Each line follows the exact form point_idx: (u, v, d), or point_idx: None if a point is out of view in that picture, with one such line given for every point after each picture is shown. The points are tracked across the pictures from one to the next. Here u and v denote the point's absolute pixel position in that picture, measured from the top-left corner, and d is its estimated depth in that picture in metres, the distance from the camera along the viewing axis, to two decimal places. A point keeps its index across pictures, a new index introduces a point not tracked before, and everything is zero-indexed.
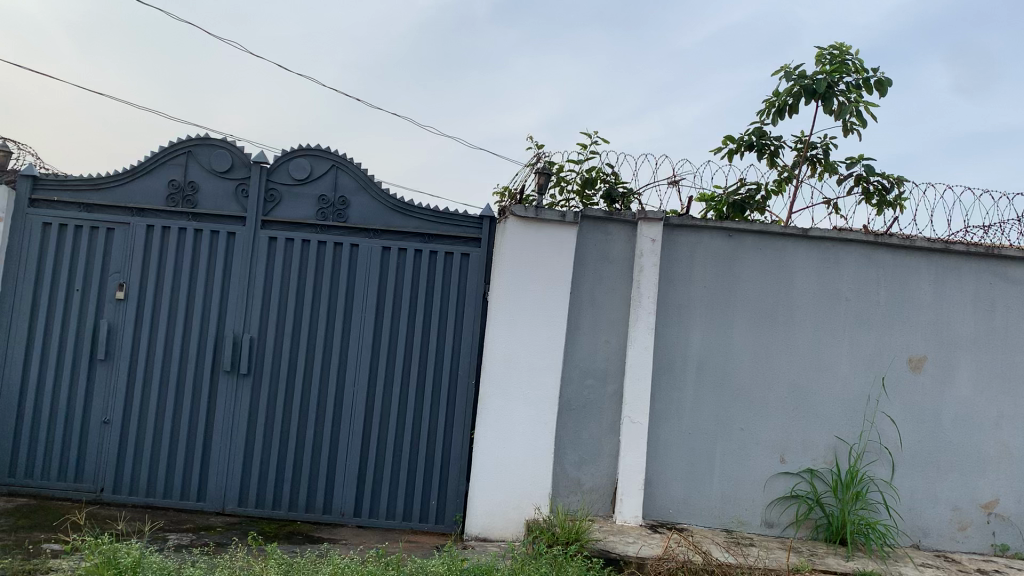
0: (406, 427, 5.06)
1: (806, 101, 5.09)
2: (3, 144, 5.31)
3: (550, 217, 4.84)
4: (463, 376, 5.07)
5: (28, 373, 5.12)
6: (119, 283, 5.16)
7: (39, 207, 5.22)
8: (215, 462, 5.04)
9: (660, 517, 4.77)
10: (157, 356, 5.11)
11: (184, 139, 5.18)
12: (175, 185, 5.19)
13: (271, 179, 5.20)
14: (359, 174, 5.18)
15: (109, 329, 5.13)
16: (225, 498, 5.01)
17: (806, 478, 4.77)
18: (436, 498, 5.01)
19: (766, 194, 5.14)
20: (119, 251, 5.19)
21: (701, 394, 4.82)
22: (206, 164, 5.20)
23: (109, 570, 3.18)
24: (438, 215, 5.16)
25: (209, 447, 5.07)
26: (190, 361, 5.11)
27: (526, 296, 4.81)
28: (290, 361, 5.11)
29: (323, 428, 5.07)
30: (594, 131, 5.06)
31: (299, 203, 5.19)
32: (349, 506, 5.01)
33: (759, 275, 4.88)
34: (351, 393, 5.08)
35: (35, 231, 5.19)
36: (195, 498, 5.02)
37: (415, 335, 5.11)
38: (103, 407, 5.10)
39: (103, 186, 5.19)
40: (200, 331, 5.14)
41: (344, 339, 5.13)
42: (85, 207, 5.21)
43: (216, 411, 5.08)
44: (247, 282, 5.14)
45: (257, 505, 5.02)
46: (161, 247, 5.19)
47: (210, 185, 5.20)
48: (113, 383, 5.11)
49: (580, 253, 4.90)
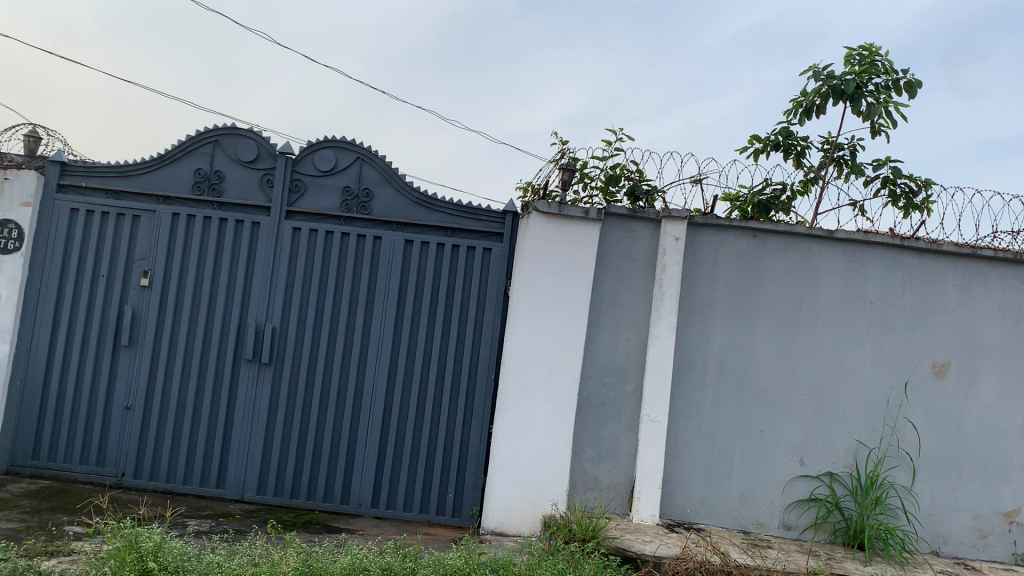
0: (425, 420, 5.08)
1: (834, 102, 5.04)
2: (32, 130, 5.36)
3: (574, 213, 4.83)
4: (483, 371, 5.08)
5: (53, 357, 5.18)
6: (144, 270, 5.20)
7: (67, 193, 5.27)
8: (235, 449, 5.08)
9: (677, 516, 4.76)
10: (180, 343, 5.16)
11: (211, 129, 5.21)
12: (202, 175, 5.22)
13: (297, 170, 5.22)
14: (384, 167, 5.19)
15: (133, 316, 5.18)
16: (244, 485, 5.05)
17: (825, 482, 4.75)
18: (453, 492, 5.02)
19: (792, 195, 5.10)
20: (145, 238, 5.23)
21: (721, 394, 4.80)
22: (232, 154, 5.23)
23: (131, 554, 3.20)
24: (462, 209, 5.16)
25: (229, 434, 5.11)
26: (212, 350, 5.14)
27: (547, 291, 4.80)
28: (312, 351, 5.14)
29: (343, 418, 5.10)
30: (619, 128, 5.05)
31: (324, 194, 5.21)
32: (366, 497, 5.03)
33: (783, 276, 4.84)
34: (371, 384, 5.10)
35: (63, 217, 5.24)
36: (215, 485, 5.06)
37: (435, 329, 5.13)
38: (126, 393, 5.15)
39: (131, 173, 5.23)
40: (223, 320, 5.18)
41: (365, 331, 5.15)
42: (113, 193, 5.26)
43: (237, 399, 5.12)
44: (270, 271, 5.17)
45: (276, 493, 5.05)
46: (186, 235, 5.22)
47: (236, 175, 5.23)
48: (136, 369, 5.16)
49: (603, 250, 4.89)
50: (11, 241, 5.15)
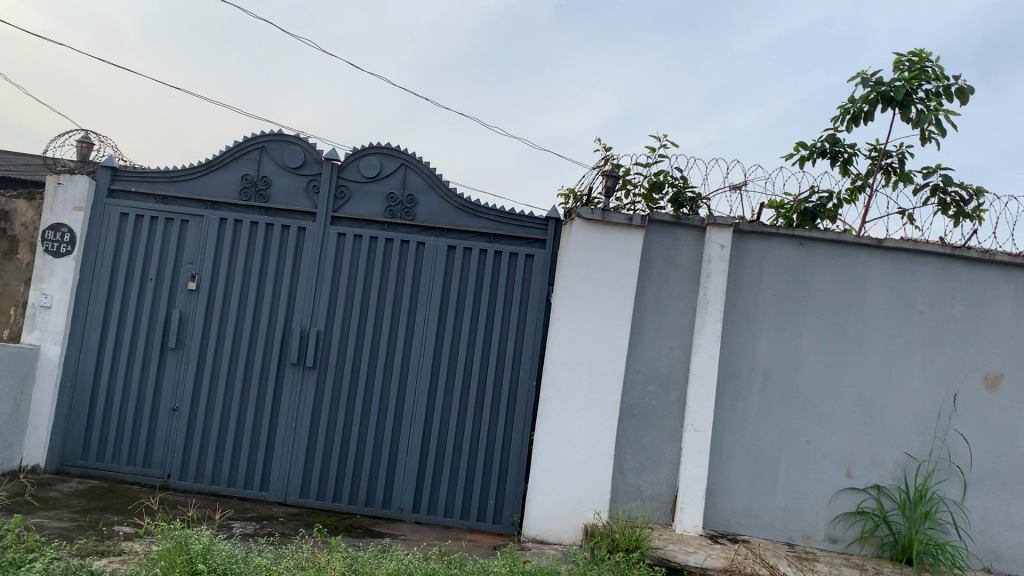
0: (467, 426, 5.08)
1: (882, 109, 4.97)
2: (85, 135, 5.47)
3: (618, 220, 4.81)
4: (524, 378, 5.07)
5: (103, 359, 5.27)
6: (192, 274, 5.28)
7: (117, 197, 5.37)
8: (279, 453, 5.12)
9: (721, 527, 4.70)
10: (226, 347, 5.22)
11: (258, 135, 5.27)
12: (249, 180, 5.29)
13: (342, 176, 5.26)
14: (428, 173, 5.21)
15: (181, 319, 5.25)
16: (287, 488, 5.09)
17: (873, 494, 4.66)
18: (494, 498, 5.01)
19: (838, 203, 5.03)
20: (193, 243, 5.31)
21: (766, 404, 4.74)
22: (279, 160, 5.29)
23: (181, 555, 3.25)
24: (505, 216, 5.17)
25: (273, 438, 5.16)
26: (257, 353, 5.20)
27: (590, 298, 4.79)
28: (355, 356, 5.17)
29: (385, 423, 5.12)
30: (664, 134, 5.03)
31: (368, 200, 5.24)
32: (408, 502, 5.05)
33: (830, 285, 4.78)
34: (413, 389, 5.12)
35: (113, 221, 5.34)
36: (259, 488, 5.11)
37: (477, 335, 5.13)
38: (173, 395, 5.22)
39: (179, 179, 5.32)
40: (268, 323, 5.23)
41: (408, 337, 5.17)
42: (162, 198, 5.34)
43: (282, 403, 5.16)
44: (315, 276, 5.21)
45: (318, 497, 5.08)
46: (233, 240, 5.29)
47: (282, 181, 5.29)
48: (183, 372, 5.23)
49: (647, 257, 4.86)
50: (63, 245, 5.25)
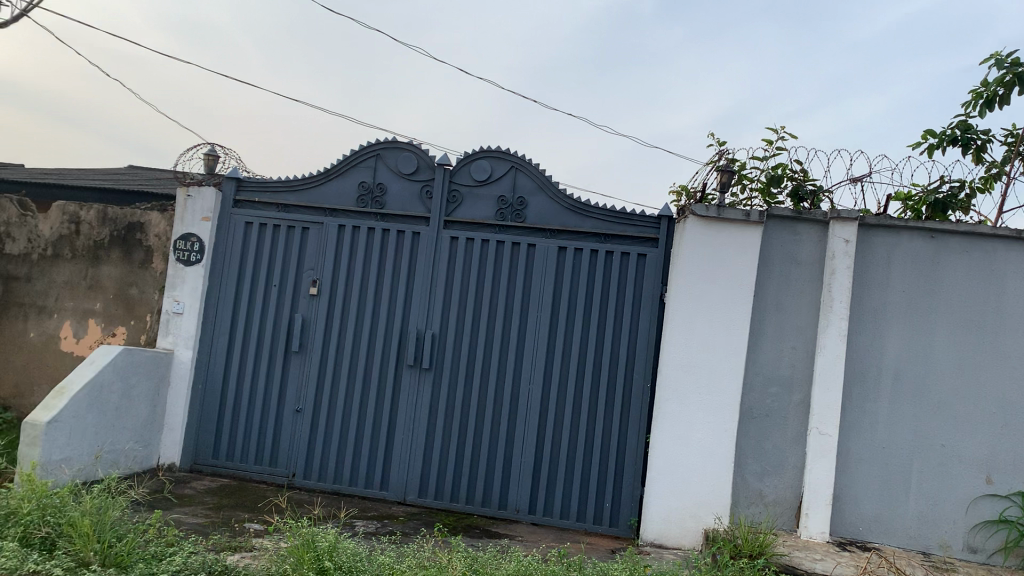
0: (581, 428, 5.05)
1: (1020, 92, 4.66)
2: (211, 148, 5.73)
3: (734, 217, 4.68)
4: (639, 379, 4.99)
5: (232, 361, 5.50)
6: (313, 279, 5.45)
7: (242, 208, 5.60)
8: (398, 453, 5.23)
9: (849, 534, 4.51)
10: (346, 349, 5.37)
11: (372, 143, 5.40)
12: (365, 187, 5.42)
13: (454, 181, 5.33)
14: (538, 174, 5.21)
15: (303, 323, 5.43)
16: (406, 488, 5.18)
17: (1016, 503, 4.37)
18: (611, 501, 4.95)
19: (971, 193, 4.75)
20: (313, 249, 5.48)
21: (897, 406, 4.52)
22: (393, 167, 5.40)
23: (309, 553, 3.35)
24: (617, 215, 5.11)
25: (392, 438, 5.26)
26: (376, 355, 5.32)
27: (707, 297, 4.67)
28: (469, 357, 5.23)
29: (500, 424, 5.15)
30: (781, 127, 4.87)
31: (479, 203, 5.29)
32: (524, 503, 5.06)
33: (965, 280, 4.51)
34: (527, 391, 5.13)
35: (238, 230, 5.57)
36: (379, 487, 5.23)
37: (590, 336, 5.09)
38: (297, 396, 5.40)
39: (299, 188, 5.51)
40: (385, 326, 5.35)
41: (521, 338, 5.18)
42: (283, 207, 5.54)
43: (399, 404, 5.26)
44: (429, 279, 5.29)
45: (436, 497, 5.15)
46: (350, 245, 5.43)
47: (396, 187, 5.39)
48: (305, 374, 5.40)
49: (766, 254, 4.71)
50: (193, 254, 5.52)
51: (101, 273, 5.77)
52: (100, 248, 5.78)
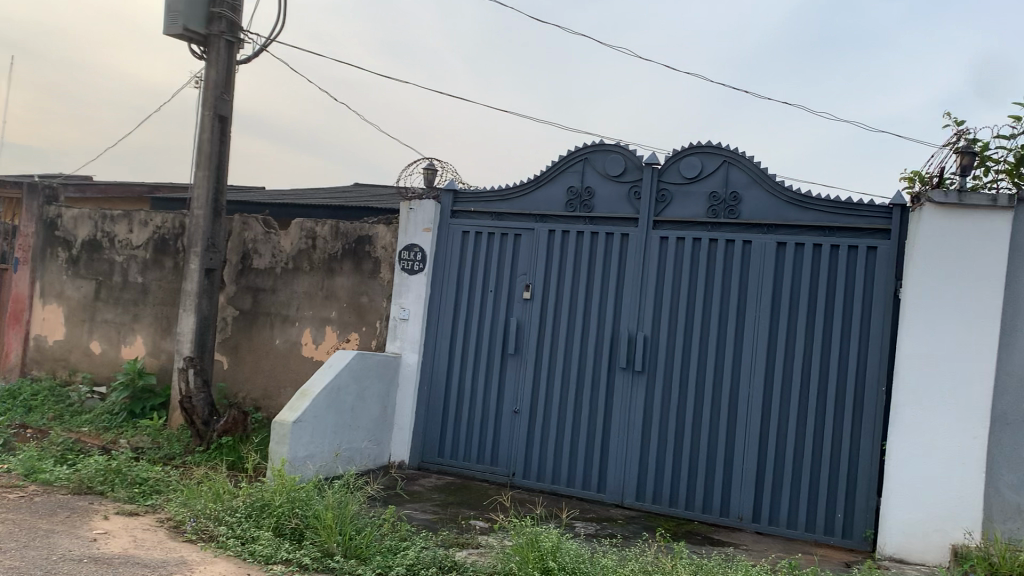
0: (808, 432, 4.79)
1: None
2: (429, 163, 6.02)
3: (978, 202, 4.25)
4: (872, 381, 4.66)
5: (452, 364, 5.74)
6: (526, 283, 5.57)
7: (458, 217, 5.83)
8: (614, 456, 5.22)
9: None
10: (560, 351, 5.43)
11: (581, 147, 5.44)
12: (574, 191, 5.46)
13: (663, 180, 5.24)
14: (753, 168, 5.02)
15: (518, 326, 5.57)
16: (624, 491, 5.16)
17: None
18: (843, 511, 4.66)
19: None
20: (526, 254, 5.60)
21: None
22: (601, 169, 5.40)
23: (534, 553, 3.41)
24: (840, 206, 4.80)
25: (608, 441, 5.26)
26: (589, 358, 5.35)
27: (948, 291, 4.29)
28: (685, 359, 5.12)
29: (719, 428, 5.00)
30: None
31: (691, 201, 5.17)
32: (747, 510, 4.88)
33: None
34: (747, 393, 4.95)
35: (455, 238, 5.80)
36: (596, 489, 5.24)
37: (814, 335, 4.83)
38: (514, 398, 5.53)
39: (511, 196, 5.66)
40: (597, 328, 5.35)
41: (739, 339, 5.00)
42: (496, 215, 5.71)
43: (614, 406, 5.25)
44: (641, 281, 5.25)
45: (654, 501, 5.09)
46: (562, 249, 5.50)
47: (606, 189, 5.39)
48: (522, 376, 5.53)
49: (1017, 242, 4.25)
50: (416, 263, 5.81)
51: (335, 284, 6.21)
52: (333, 260, 6.23)
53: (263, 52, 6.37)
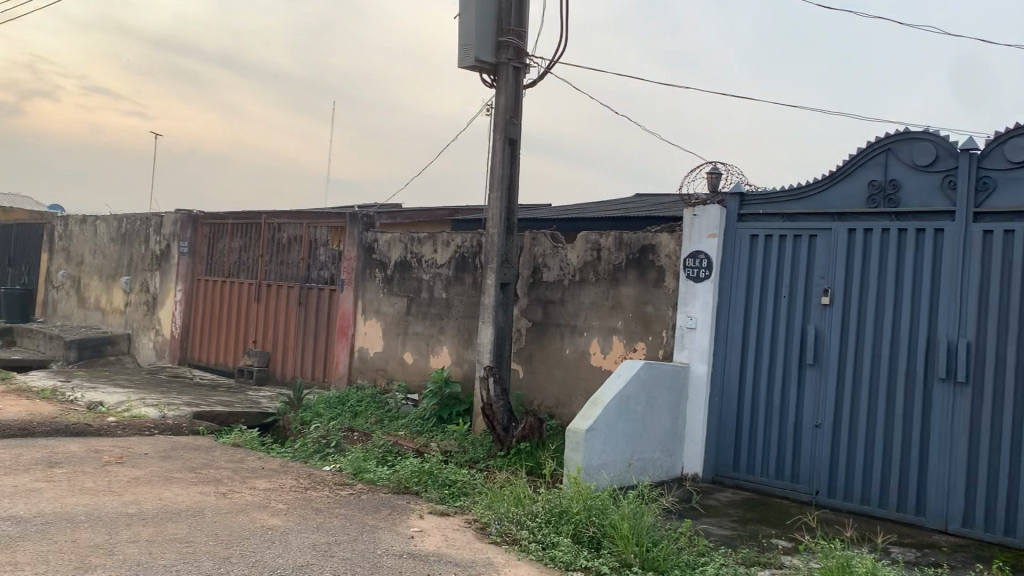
0: None
1: None
2: (713, 167, 5.87)
3: None
4: None
5: (746, 374, 5.53)
6: (824, 288, 5.22)
7: (746, 221, 5.62)
8: (934, 476, 4.69)
9: None
10: (865, 361, 5.02)
11: (883, 137, 5.00)
12: (876, 186, 5.04)
13: (984, 166, 4.65)
14: None
15: (816, 334, 5.23)
16: (947, 516, 4.62)
17: None
18: None
19: None
20: (823, 257, 5.25)
21: None
22: (908, 160, 4.92)
23: None
24: None
25: (926, 459, 4.75)
26: (901, 367, 4.88)
27: None
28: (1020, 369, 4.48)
29: None
30: None
31: (1020, 188, 4.52)
32: None
33: None
34: None
35: (744, 243, 5.60)
36: (914, 512, 4.76)
37: None
38: (814, 410, 5.20)
39: (803, 195, 5.35)
40: (909, 335, 4.87)
41: None
42: (788, 217, 5.42)
43: (932, 421, 4.73)
44: (960, 281, 4.69)
45: (986, 529, 4.50)
46: (865, 249, 5.08)
47: (913, 181, 4.90)
48: (822, 388, 5.18)
49: None
50: (702, 270, 5.67)
51: (621, 294, 6.26)
52: (620, 271, 6.28)
53: (548, 73, 6.62)
